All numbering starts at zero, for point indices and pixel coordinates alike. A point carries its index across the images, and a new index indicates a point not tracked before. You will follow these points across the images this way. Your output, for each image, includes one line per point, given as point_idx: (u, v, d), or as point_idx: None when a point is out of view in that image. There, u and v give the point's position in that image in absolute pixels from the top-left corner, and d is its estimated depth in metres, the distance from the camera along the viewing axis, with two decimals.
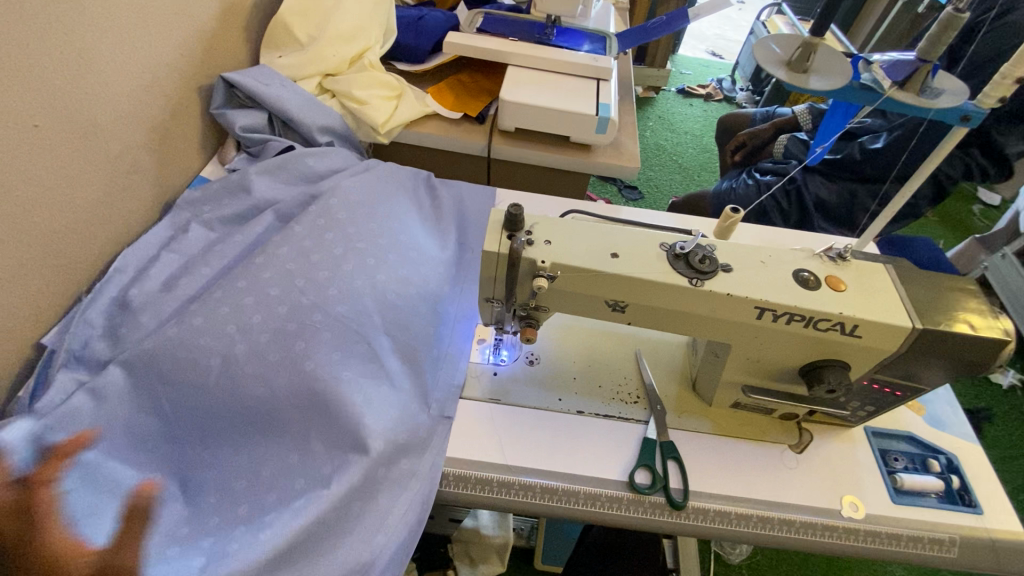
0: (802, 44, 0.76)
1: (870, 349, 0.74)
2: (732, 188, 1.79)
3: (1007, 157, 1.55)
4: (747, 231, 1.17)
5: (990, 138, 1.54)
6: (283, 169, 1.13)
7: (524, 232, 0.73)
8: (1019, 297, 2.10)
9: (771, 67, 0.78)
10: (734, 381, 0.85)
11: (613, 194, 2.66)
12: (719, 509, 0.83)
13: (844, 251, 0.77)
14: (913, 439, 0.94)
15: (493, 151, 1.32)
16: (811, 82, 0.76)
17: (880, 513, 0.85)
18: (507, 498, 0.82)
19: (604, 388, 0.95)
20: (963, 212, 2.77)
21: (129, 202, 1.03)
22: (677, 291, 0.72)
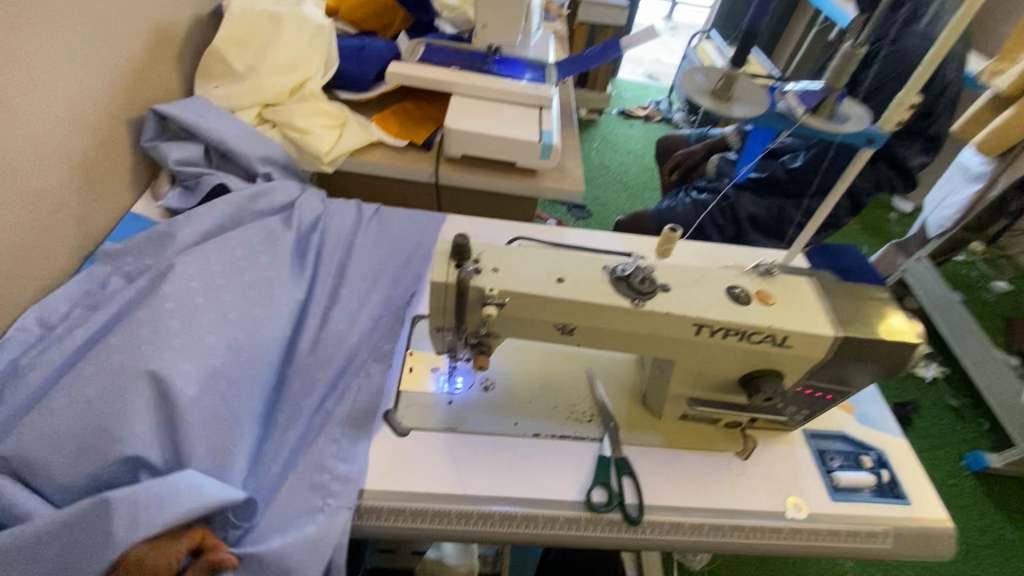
0: (722, 77, 0.85)
1: (799, 358, 0.79)
2: (672, 206, 1.88)
3: (910, 169, 1.71)
4: (687, 249, 1.23)
5: (895, 154, 1.69)
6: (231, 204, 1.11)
7: (472, 261, 0.74)
8: (934, 296, 2.29)
9: (696, 96, 0.85)
10: (681, 394, 0.88)
11: (563, 214, 2.73)
12: (674, 521, 0.85)
13: (770, 267, 0.83)
14: (846, 438, 1.01)
15: (440, 178, 1.33)
16: (732, 107, 0.84)
17: (821, 511, 0.90)
18: (465, 528, 0.81)
19: (558, 408, 0.96)
20: (880, 220, 3.02)
21: (51, 242, 0.96)
22: (621, 312, 0.74)
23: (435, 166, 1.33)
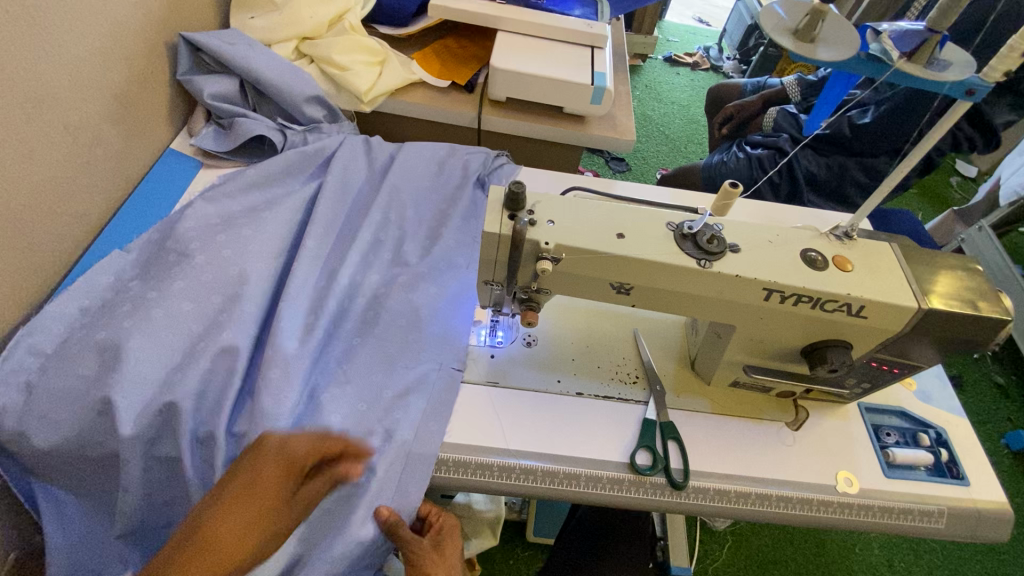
0: (811, 10, 0.71)
1: (873, 329, 0.74)
2: (723, 162, 1.75)
3: (994, 128, 1.54)
4: (745, 207, 1.15)
5: (980, 111, 1.53)
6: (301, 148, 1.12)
7: (527, 212, 0.70)
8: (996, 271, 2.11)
9: (776, 35, 0.73)
10: (736, 360, 0.84)
11: (600, 166, 2.61)
12: (718, 488, 0.83)
13: (850, 231, 0.76)
14: (904, 414, 0.96)
15: (483, 122, 1.26)
16: (817, 52, 0.72)
17: (873, 487, 0.86)
18: (507, 482, 0.81)
19: (603, 368, 0.93)
20: (942, 184, 2.80)
21: (94, 177, 0.95)
22: (685, 272, 0.69)
23: (479, 109, 1.26)
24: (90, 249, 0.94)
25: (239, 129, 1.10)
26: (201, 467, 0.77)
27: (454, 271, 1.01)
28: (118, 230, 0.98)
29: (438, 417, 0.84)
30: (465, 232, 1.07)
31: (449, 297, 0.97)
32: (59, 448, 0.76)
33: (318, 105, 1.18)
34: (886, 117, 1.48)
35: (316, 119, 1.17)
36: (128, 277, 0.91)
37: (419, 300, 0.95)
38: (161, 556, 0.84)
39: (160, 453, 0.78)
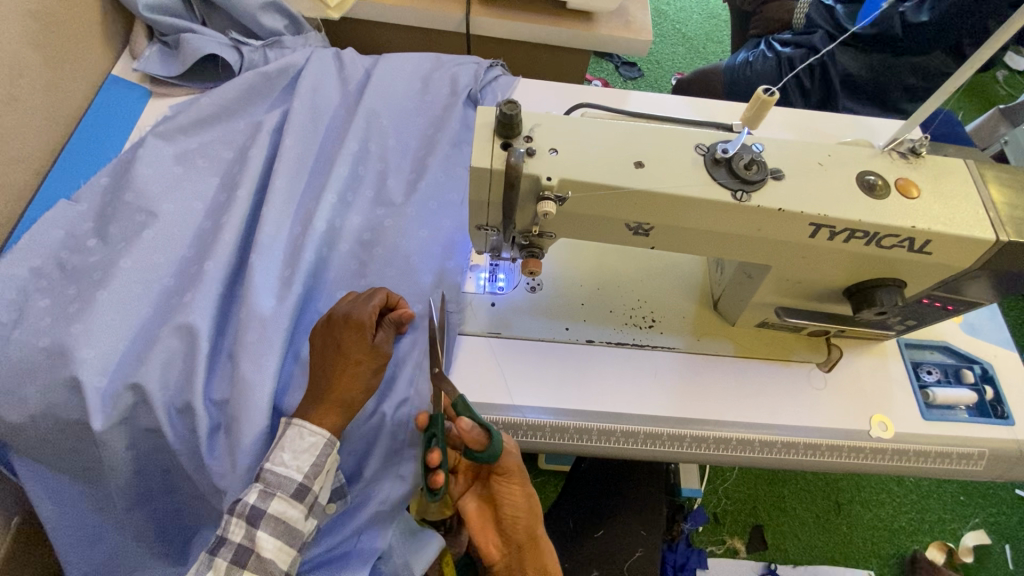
0: None
1: (934, 265, 0.63)
2: (749, 62, 1.53)
3: None
4: (779, 118, 0.99)
5: None
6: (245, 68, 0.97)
7: (523, 139, 0.57)
8: None
9: None
10: (767, 302, 0.74)
11: (609, 74, 2.36)
12: (742, 437, 0.77)
13: (917, 145, 0.63)
14: (948, 349, 0.87)
15: (472, 26, 1.08)
16: None
17: (910, 431, 0.80)
18: (515, 439, 0.75)
19: (615, 313, 0.84)
20: (989, 78, 2.52)
21: (24, 116, 0.82)
22: (717, 208, 0.57)
23: (467, 10, 1.06)
24: (35, 201, 0.83)
25: (187, 47, 0.93)
26: (185, 437, 0.72)
27: (446, 208, 0.90)
28: (65, 177, 0.86)
29: None
30: (453, 159, 0.94)
31: (439, 240, 0.87)
32: (33, 430, 0.71)
33: (275, 13, 1.00)
34: (950, 10, 1.24)
35: (277, 30, 1.00)
36: (83, 233, 0.80)
37: (410, 243, 0.85)
38: (173, 515, 0.83)
39: (142, 424, 0.72)
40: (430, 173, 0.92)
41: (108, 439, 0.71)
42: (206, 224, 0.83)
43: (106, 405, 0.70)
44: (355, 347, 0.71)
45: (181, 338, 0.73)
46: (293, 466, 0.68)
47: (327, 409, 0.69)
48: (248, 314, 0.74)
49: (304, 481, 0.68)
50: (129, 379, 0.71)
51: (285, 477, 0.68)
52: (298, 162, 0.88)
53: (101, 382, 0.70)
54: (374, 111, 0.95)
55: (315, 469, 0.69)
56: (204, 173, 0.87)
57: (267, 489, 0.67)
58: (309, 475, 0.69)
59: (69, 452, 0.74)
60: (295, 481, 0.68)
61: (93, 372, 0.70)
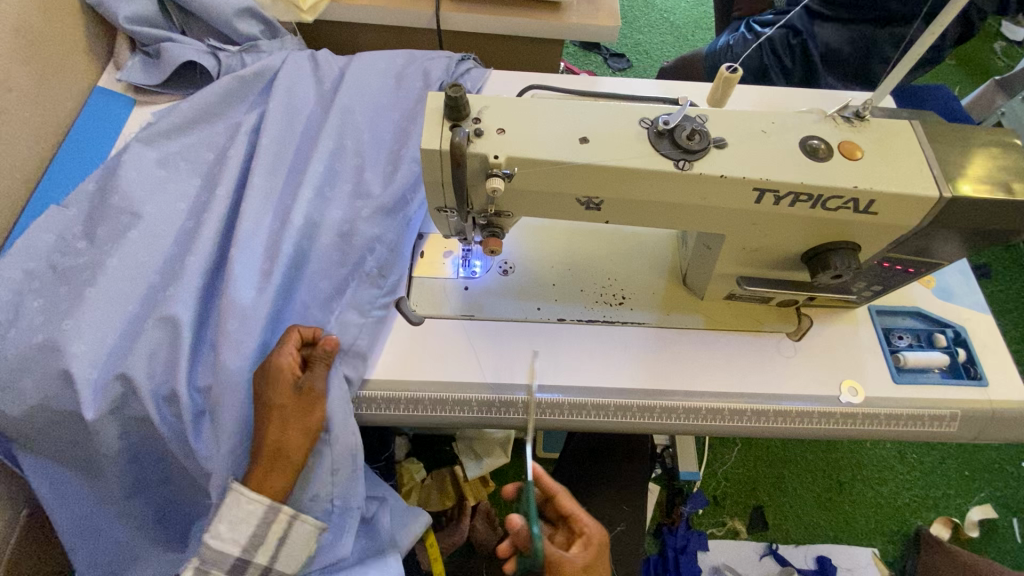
0: None
1: (882, 226, 0.64)
2: (730, 46, 1.50)
3: None
4: (747, 95, 1.00)
5: None
6: (223, 73, 1.00)
7: (471, 121, 0.59)
8: None
9: None
10: (729, 272, 0.76)
11: (597, 65, 2.38)
12: (712, 407, 0.78)
13: (862, 109, 0.64)
14: (920, 314, 0.88)
15: (443, 21, 1.10)
16: None
17: (880, 395, 0.81)
18: (488, 416, 0.77)
19: (586, 291, 0.86)
20: (983, 50, 2.49)
21: (13, 128, 0.86)
22: (663, 178, 0.59)
23: (437, 6, 1.09)
24: (28, 209, 0.87)
25: (166, 55, 0.97)
26: (173, 424, 0.75)
27: (419, 198, 0.93)
28: (55, 185, 0.90)
29: (413, 360, 0.80)
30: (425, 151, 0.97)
31: (412, 230, 0.90)
32: (29, 422, 0.75)
33: (249, 19, 1.03)
34: None
35: (253, 36, 1.03)
36: (72, 235, 0.84)
37: (384, 233, 0.88)
38: (169, 503, 0.86)
39: (132, 413, 0.76)
40: (403, 166, 0.95)
41: (99, 429, 0.74)
42: (190, 223, 0.87)
43: (97, 396, 0.74)
44: (282, 399, 0.71)
45: (165, 330, 0.76)
46: (229, 540, 0.71)
47: (270, 469, 0.70)
48: (227, 307, 0.76)
49: (242, 554, 0.72)
50: (117, 371, 0.74)
51: (220, 552, 0.71)
52: (275, 160, 0.91)
53: (93, 374, 0.74)
54: (347, 107, 0.98)
55: (254, 541, 0.72)
56: (186, 175, 0.90)
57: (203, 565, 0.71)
58: (247, 547, 0.72)
59: (65, 443, 0.78)
60: (231, 555, 0.71)
61: (83, 364, 0.74)
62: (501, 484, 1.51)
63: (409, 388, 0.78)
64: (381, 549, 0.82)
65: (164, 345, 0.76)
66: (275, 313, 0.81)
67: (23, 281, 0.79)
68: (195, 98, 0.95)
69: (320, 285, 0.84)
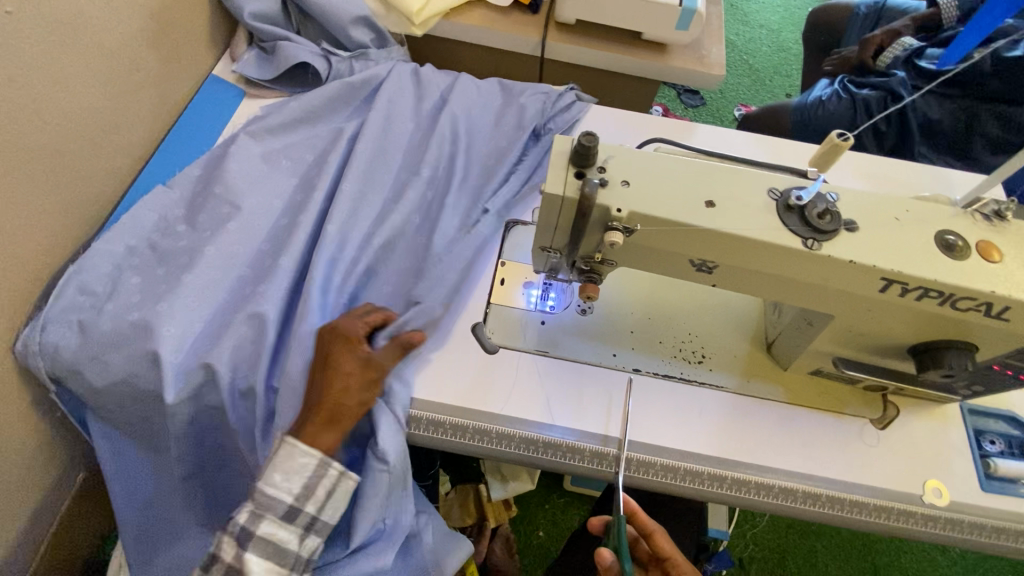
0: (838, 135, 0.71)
1: (1009, 333, 0.60)
2: (821, 101, 1.47)
3: None
4: (850, 164, 0.97)
5: None
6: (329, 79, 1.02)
7: (597, 169, 0.59)
8: None
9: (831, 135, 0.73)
10: (824, 350, 0.73)
11: (672, 100, 2.36)
12: (785, 486, 0.75)
13: (1004, 208, 0.60)
14: (1016, 420, 0.83)
15: (547, 50, 1.11)
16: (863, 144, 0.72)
17: (966, 501, 0.76)
18: (553, 458, 0.76)
19: (664, 344, 0.84)
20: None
21: (135, 108, 0.90)
22: (786, 254, 0.57)
23: (544, 34, 1.09)
24: (135, 185, 0.91)
25: (281, 54, 1.00)
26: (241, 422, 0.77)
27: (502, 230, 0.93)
28: (161, 165, 0.94)
29: (483, 389, 0.79)
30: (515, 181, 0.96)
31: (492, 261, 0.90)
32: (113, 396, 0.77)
33: (361, 29, 1.05)
34: None
35: (364, 44, 1.06)
36: (173, 218, 0.87)
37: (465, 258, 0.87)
38: (219, 492, 0.87)
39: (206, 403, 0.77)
40: (491, 195, 0.95)
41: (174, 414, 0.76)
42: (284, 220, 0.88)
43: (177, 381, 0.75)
44: (347, 357, 0.72)
45: (251, 326, 0.78)
46: (284, 489, 0.70)
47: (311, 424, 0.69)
48: (308, 313, 0.77)
49: (295, 503, 0.70)
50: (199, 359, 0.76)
51: (275, 499, 0.70)
52: (370, 171, 0.93)
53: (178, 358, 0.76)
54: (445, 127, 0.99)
55: (305, 493, 0.71)
56: (285, 173, 0.93)
57: (258, 510, 0.69)
58: (300, 498, 0.71)
59: (139, 419, 0.80)
60: (287, 504, 0.70)
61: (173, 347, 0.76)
62: (524, 512, 1.48)
63: (476, 416, 0.77)
64: (423, 567, 0.82)
65: (246, 341, 0.77)
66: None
67: (123, 258, 0.82)
68: (301, 102, 0.97)
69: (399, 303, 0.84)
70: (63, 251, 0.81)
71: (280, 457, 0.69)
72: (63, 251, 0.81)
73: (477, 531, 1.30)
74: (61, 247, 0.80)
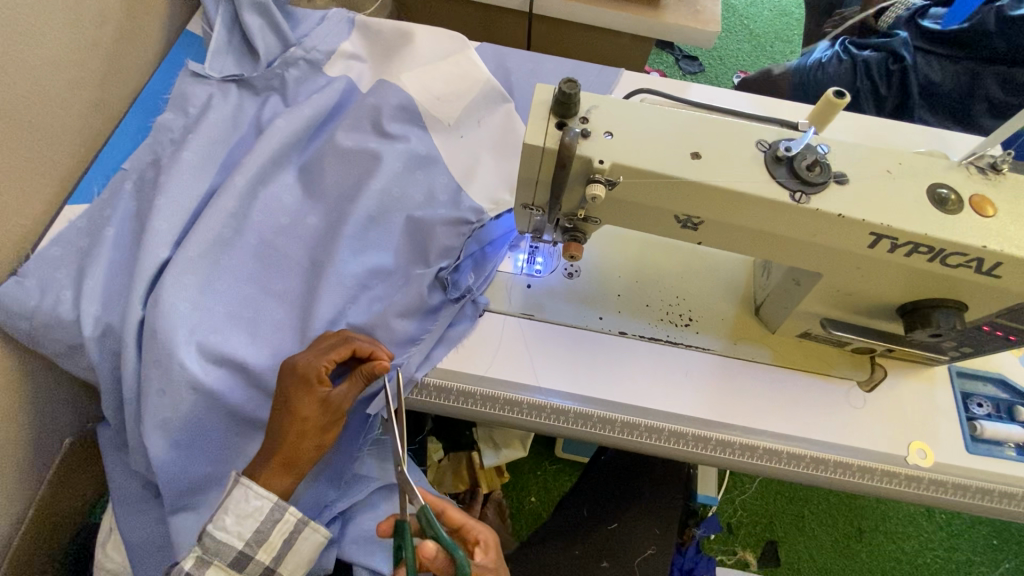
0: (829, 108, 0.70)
1: (1001, 290, 0.59)
2: (821, 64, 1.43)
3: None
4: (846, 123, 0.94)
5: None
6: (243, 51, 0.93)
7: (579, 120, 0.56)
8: None
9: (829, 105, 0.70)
10: (812, 312, 0.72)
11: (670, 66, 2.29)
12: (769, 447, 0.75)
13: (1000, 161, 0.58)
14: (1003, 382, 0.82)
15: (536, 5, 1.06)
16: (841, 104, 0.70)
17: (950, 462, 0.76)
18: (537, 421, 0.75)
19: (652, 307, 0.83)
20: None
21: (102, 64, 0.85)
22: (772, 208, 0.55)
23: None
24: (108, 145, 0.87)
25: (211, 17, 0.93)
26: (207, 404, 0.72)
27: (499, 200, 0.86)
28: (134, 126, 0.90)
29: (467, 351, 0.78)
30: (505, 154, 0.89)
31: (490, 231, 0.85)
32: (88, 362, 0.75)
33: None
34: None
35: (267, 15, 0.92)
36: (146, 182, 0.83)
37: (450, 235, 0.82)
38: None
39: None
40: (483, 167, 0.88)
41: (129, 378, 0.72)
42: (240, 181, 0.80)
43: (140, 343, 0.73)
44: (308, 396, 0.68)
45: (227, 295, 0.75)
46: (234, 534, 0.67)
47: (279, 462, 0.68)
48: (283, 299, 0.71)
49: (244, 549, 0.68)
50: (149, 325, 0.71)
51: (225, 544, 0.67)
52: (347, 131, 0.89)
53: (140, 318, 0.72)
54: (423, 79, 0.91)
55: (258, 539, 0.68)
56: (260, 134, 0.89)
57: (205, 556, 0.66)
58: (250, 543, 0.68)
59: (108, 383, 0.76)
60: (236, 549, 0.67)
61: (135, 308, 0.72)
62: (516, 478, 1.50)
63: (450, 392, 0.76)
64: None
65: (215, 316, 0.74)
66: (321, 292, 0.76)
67: (95, 221, 0.80)
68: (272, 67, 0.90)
69: (374, 269, 0.79)
70: (34, 215, 0.78)
71: (233, 499, 0.67)
72: (34, 215, 0.78)
73: (470, 497, 1.32)
74: (32, 211, 0.77)
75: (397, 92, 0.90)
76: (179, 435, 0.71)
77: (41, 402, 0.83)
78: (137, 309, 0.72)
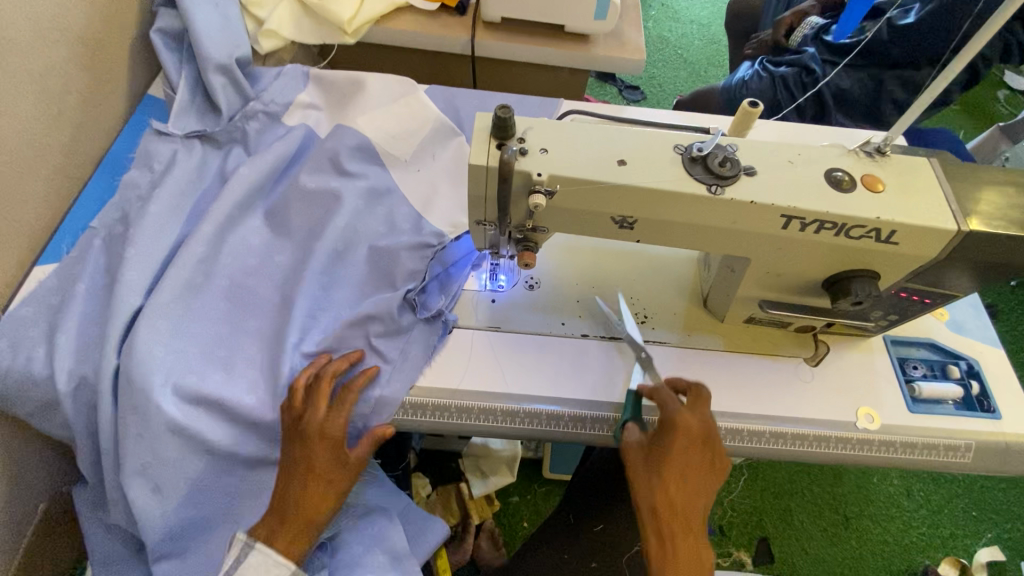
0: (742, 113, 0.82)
1: (904, 256, 0.67)
2: (744, 82, 1.58)
3: None
4: (765, 127, 1.05)
5: None
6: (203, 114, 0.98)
7: (517, 140, 0.63)
8: None
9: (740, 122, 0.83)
10: (750, 296, 0.79)
11: (613, 96, 2.47)
12: (731, 427, 0.80)
13: (883, 145, 0.67)
14: (934, 346, 0.90)
15: (477, 48, 1.15)
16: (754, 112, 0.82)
17: (895, 423, 0.82)
18: (512, 426, 0.79)
19: (609, 309, 0.89)
20: (974, 122, 2.74)
21: (66, 132, 0.89)
22: (694, 202, 0.63)
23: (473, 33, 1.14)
24: (75, 206, 0.91)
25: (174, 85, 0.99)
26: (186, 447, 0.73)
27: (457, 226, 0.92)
28: (100, 187, 0.93)
29: (440, 367, 0.82)
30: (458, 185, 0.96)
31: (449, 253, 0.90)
32: (65, 417, 0.76)
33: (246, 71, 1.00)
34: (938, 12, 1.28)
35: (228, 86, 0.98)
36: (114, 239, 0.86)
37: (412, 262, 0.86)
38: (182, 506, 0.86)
39: None
40: (440, 197, 0.94)
41: (106, 427, 0.73)
42: (207, 228, 0.84)
43: (116, 392, 0.74)
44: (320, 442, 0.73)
45: (200, 337, 0.77)
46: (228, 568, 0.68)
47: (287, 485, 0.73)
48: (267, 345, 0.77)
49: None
50: (125, 373, 0.72)
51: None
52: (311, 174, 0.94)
53: (114, 367, 0.74)
54: (379, 120, 0.98)
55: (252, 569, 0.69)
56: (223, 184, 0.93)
57: None
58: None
59: (85, 436, 0.77)
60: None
61: (110, 357, 0.74)
62: (505, 503, 1.50)
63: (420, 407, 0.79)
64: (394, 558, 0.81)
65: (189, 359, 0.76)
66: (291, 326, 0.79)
67: (64, 279, 0.82)
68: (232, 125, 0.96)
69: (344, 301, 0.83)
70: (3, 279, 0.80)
71: None
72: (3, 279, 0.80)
73: (463, 529, 1.33)
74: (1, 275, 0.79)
75: (354, 134, 0.96)
76: (159, 479, 0.72)
77: (17, 466, 0.82)
78: (112, 359, 0.74)
